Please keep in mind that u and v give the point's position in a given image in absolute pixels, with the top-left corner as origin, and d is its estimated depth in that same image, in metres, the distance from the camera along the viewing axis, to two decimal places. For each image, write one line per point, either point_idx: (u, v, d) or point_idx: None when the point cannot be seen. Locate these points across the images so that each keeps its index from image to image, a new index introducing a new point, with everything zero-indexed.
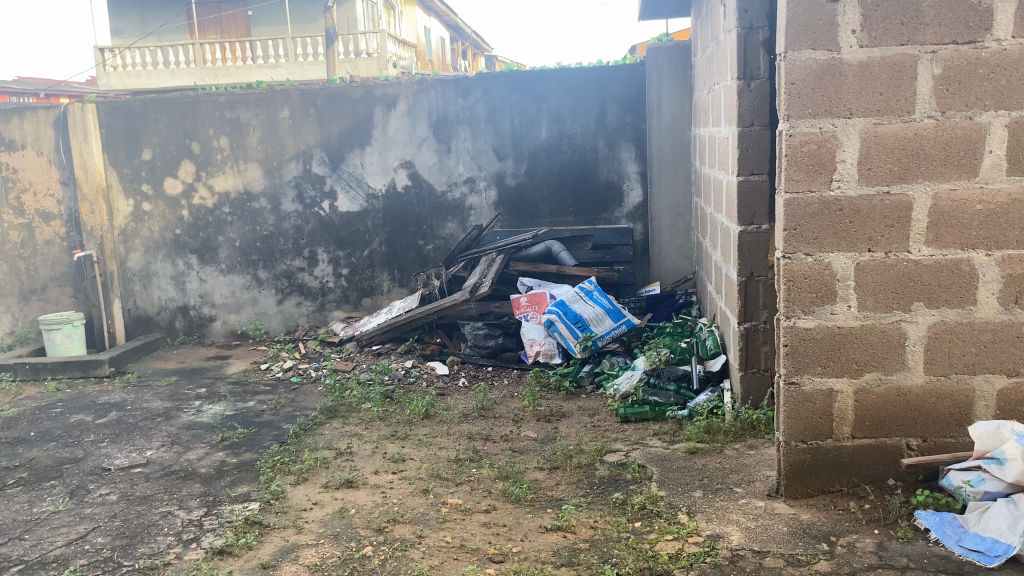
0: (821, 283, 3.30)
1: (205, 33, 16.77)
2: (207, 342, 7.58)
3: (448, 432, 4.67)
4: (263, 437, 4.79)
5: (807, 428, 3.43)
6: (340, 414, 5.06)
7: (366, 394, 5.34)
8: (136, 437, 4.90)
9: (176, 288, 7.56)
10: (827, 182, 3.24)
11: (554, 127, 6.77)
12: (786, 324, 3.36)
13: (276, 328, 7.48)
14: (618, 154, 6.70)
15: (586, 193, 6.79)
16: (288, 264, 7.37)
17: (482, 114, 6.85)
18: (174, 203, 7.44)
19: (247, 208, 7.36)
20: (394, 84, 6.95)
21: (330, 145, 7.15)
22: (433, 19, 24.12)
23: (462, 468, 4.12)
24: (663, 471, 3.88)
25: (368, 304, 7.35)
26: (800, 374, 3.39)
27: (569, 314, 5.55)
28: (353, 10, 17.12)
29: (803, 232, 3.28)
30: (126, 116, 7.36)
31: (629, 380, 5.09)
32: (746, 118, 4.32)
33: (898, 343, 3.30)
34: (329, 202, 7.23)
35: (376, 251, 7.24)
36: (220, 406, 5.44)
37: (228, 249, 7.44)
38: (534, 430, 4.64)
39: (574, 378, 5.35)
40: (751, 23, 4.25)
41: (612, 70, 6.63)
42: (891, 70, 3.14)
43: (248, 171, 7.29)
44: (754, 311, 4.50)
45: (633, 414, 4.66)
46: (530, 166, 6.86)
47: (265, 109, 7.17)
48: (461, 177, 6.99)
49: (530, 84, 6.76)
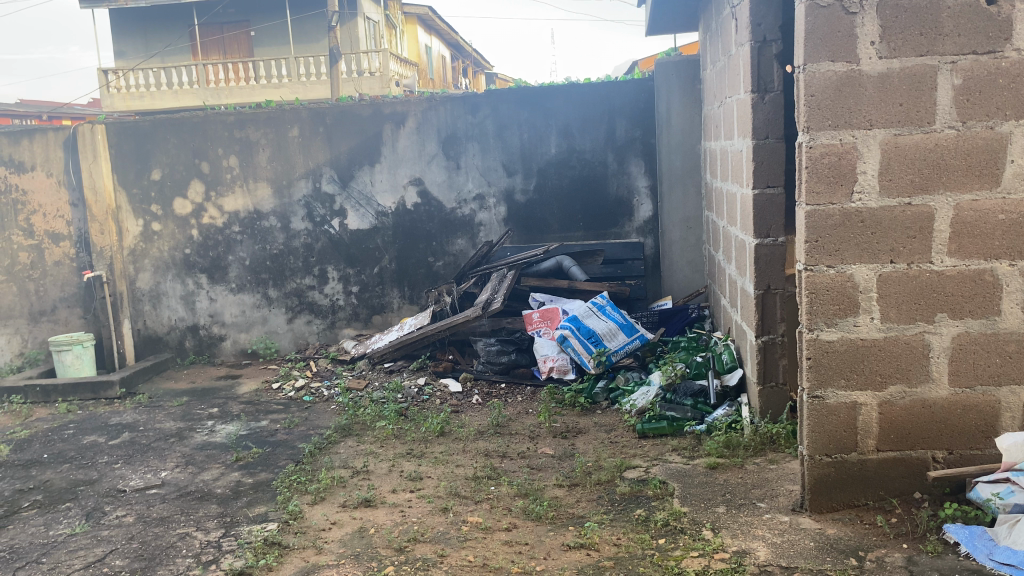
0: (843, 295, 3.28)
1: (207, 54, 16.87)
2: (217, 362, 7.56)
3: (464, 449, 4.63)
4: (278, 456, 4.76)
5: (831, 441, 3.40)
6: (354, 433, 5.03)
7: (380, 412, 5.30)
8: (150, 458, 4.87)
9: (186, 307, 7.54)
10: (848, 194, 3.23)
11: (564, 143, 6.77)
12: (808, 337, 3.33)
13: (287, 346, 7.47)
14: (628, 168, 6.70)
15: (595, 208, 6.78)
16: (298, 282, 7.36)
17: (491, 131, 6.87)
18: (184, 223, 7.44)
19: (256, 227, 7.35)
20: (403, 102, 6.97)
21: (340, 163, 7.15)
22: (433, 37, 24.23)
23: (481, 486, 4.08)
24: (685, 486, 3.85)
25: (379, 321, 7.33)
26: (824, 388, 3.36)
27: (582, 329, 5.53)
28: (355, 30, 17.22)
29: (824, 244, 3.27)
30: (135, 137, 7.37)
31: (645, 395, 5.05)
32: (760, 131, 4.32)
33: (922, 354, 3.28)
34: (338, 220, 7.23)
35: (386, 268, 7.23)
36: (233, 426, 5.41)
37: (238, 268, 7.43)
38: (551, 447, 4.60)
39: (588, 394, 5.30)
40: (764, 36, 4.25)
41: (621, 85, 6.63)
42: (911, 81, 3.14)
43: (258, 190, 7.30)
44: (772, 324, 4.47)
45: (650, 429, 4.63)
46: (540, 181, 6.86)
47: (274, 128, 7.19)
48: (471, 194, 6.99)
49: (539, 100, 6.77)
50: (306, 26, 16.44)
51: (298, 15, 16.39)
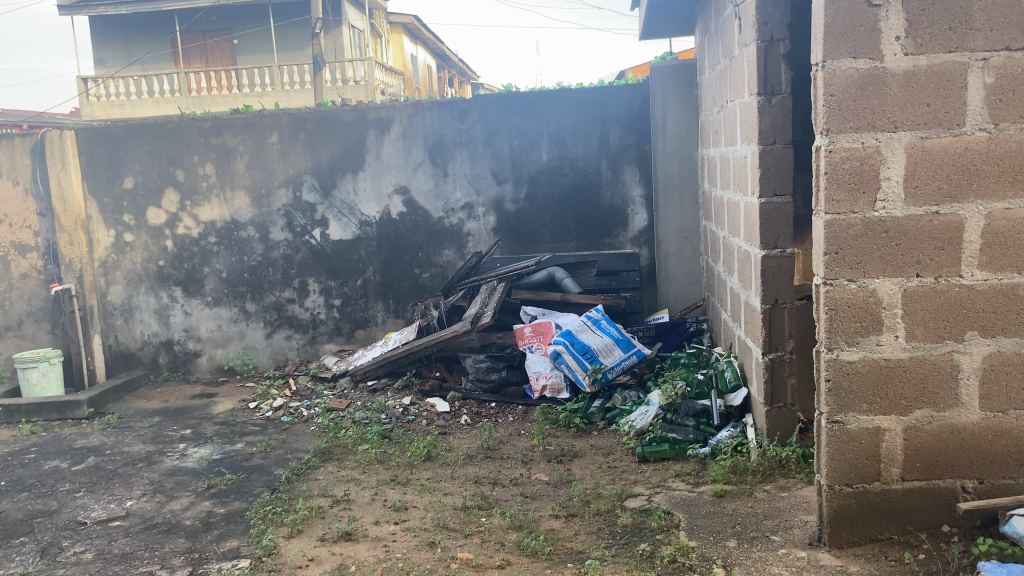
0: (865, 311, 3.03)
1: (189, 61, 16.55)
2: (192, 379, 7.22)
3: (452, 475, 4.32)
4: (253, 483, 4.44)
5: (852, 470, 3.13)
6: (335, 457, 4.72)
7: (363, 434, 4.99)
8: (115, 485, 4.54)
9: (159, 322, 7.21)
10: (871, 202, 2.98)
11: (555, 150, 6.51)
12: (827, 357, 3.07)
13: (265, 362, 7.15)
14: (622, 176, 6.43)
15: (588, 217, 6.51)
16: (278, 295, 7.05)
17: (479, 137, 6.60)
18: (158, 233, 7.12)
19: (234, 238, 7.05)
20: (388, 107, 6.69)
21: (321, 171, 6.86)
22: (418, 47, 23.99)
23: (470, 517, 3.77)
24: (691, 518, 3.57)
25: (362, 336, 7.02)
26: (844, 413, 3.10)
27: (576, 344, 5.25)
28: (340, 38, 16.94)
29: (845, 256, 3.01)
30: (106, 143, 7.05)
31: (644, 415, 4.76)
32: (767, 136, 4.06)
33: (951, 376, 3.03)
34: (320, 230, 6.93)
35: (370, 280, 6.93)
36: (207, 449, 5.08)
37: (214, 280, 7.11)
38: (546, 473, 4.29)
39: (583, 414, 5.00)
40: (772, 35, 3.99)
41: (615, 90, 6.37)
42: (939, 80, 2.89)
43: (236, 200, 7.00)
44: (780, 340, 4.20)
45: (651, 453, 4.36)
46: (531, 190, 6.59)
47: (252, 135, 6.89)
48: (458, 203, 6.71)
49: (530, 105, 6.50)
50: (290, 34, 16.17)
51: (281, 22, 16.13)
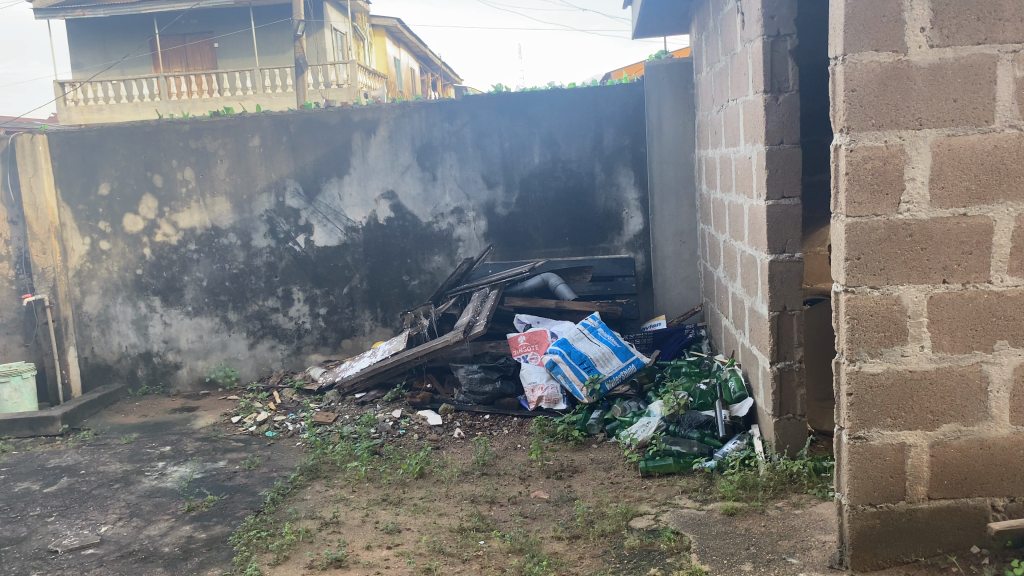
0: (889, 320, 2.86)
1: (168, 64, 16.24)
2: (172, 392, 6.97)
3: (447, 494, 4.10)
4: (235, 505, 4.20)
5: (875, 489, 2.95)
6: (322, 475, 4.50)
7: (351, 451, 4.76)
8: (89, 509, 4.29)
9: (138, 333, 6.95)
10: (894, 204, 2.80)
11: (547, 152, 6.31)
12: (849, 369, 2.89)
13: (248, 374, 6.90)
14: (617, 178, 6.24)
15: (582, 221, 6.32)
16: (261, 304, 6.81)
17: (469, 139, 6.39)
18: (135, 241, 6.87)
19: (215, 245, 6.81)
20: (374, 108, 6.47)
21: (305, 175, 6.64)
22: (401, 50, 23.76)
23: (468, 541, 3.55)
24: (702, 539, 3.38)
25: (349, 346, 6.79)
26: (867, 428, 2.92)
27: (573, 353, 5.04)
28: (322, 41, 16.70)
29: (867, 262, 2.83)
30: (80, 147, 6.79)
31: (645, 427, 4.54)
32: (774, 136, 3.88)
33: (979, 388, 2.85)
34: (304, 237, 6.70)
35: (357, 287, 6.70)
36: (187, 468, 4.83)
37: (195, 289, 6.86)
38: (546, 491, 4.08)
39: (582, 426, 4.79)
40: (778, 30, 3.81)
41: (609, 90, 6.18)
42: (967, 73, 2.71)
43: (216, 205, 6.76)
44: (788, 349, 4.01)
45: (655, 468, 4.16)
46: (523, 194, 6.39)
47: (233, 138, 6.66)
48: (448, 208, 6.50)
49: (522, 106, 6.31)
50: (272, 37, 15.90)
51: (262, 24, 15.85)
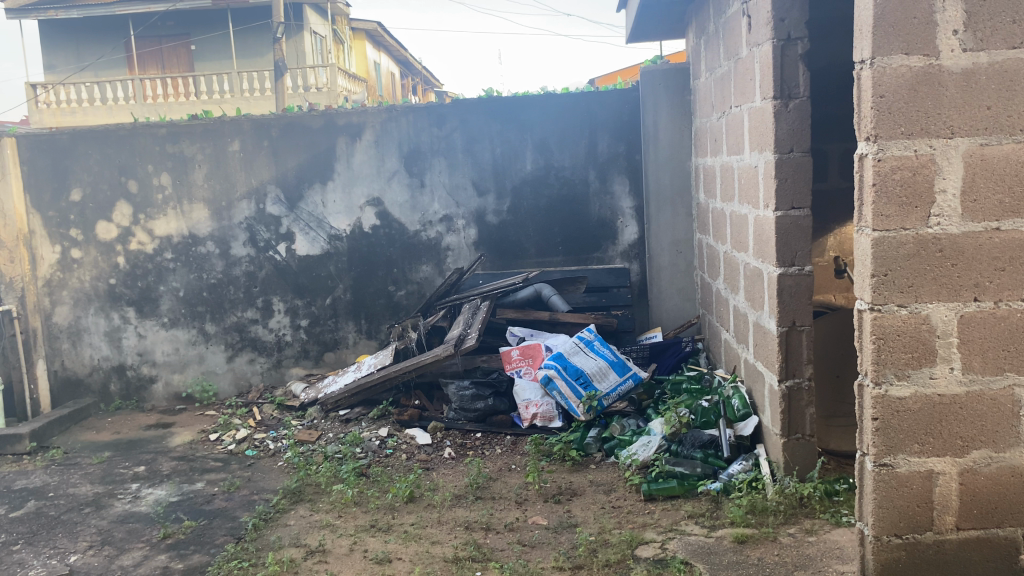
0: (917, 340, 2.68)
1: (144, 67, 15.89)
2: (146, 407, 6.69)
3: (440, 520, 3.89)
4: (214, 532, 3.96)
5: (901, 519, 2.77)
6: (306, 499, 4.27)
7: (337, 472, 4.53)
8: (58, 537, 4.02)
9: (111, 345, 6.67)
10: (924, 217, 2.63)
11: (539, 159, 6.13)
12: (874, 393, 2.72)
13: (226, 389, 6.65)
14: (611, 186, 6.07)
15: (575, 230, 6.14)
16: (240, 315, 6.56)
17: (458, 145, 6.19)
18: (109, 249, 6.59)
19: (192, 254, 6.55)
20: (359, 112, 6.25)
21: (287, 181, 6.40)
22: (381, 54, 23.53)
23: (464, 572, 3.33)
24: (713, 570, 3.19)
25: (331, 359, 6.55)
26: (893, 455, 2.74)
27: (569, 368, 4.86)
28: (302, 44, 16.45)
29: (895, 279, 2.66)
30: (51, 151, 6.52)
31: (646, 447, 4.35)
32: (784, 143, 3.71)
33: (1011, 413, 2.69)
34: (285, 245, 6.46)
35: (340, 298, 6.47)
36: (163, 491, 4.58)
37: (171, 300, 6.59)
38: (544, 516, 3.87)
39: (579, 446, 4.60)
40: (789, 33, 3.65)
41: (603, 95, 6.00)
42: (1002, 79, 2.55)
43: (194, 212, 6.50)
44: (797, 366, 3.84)
45: (659, 491, 3.97)
46: (514, 202, 6.19)
47: (212, 142, 6.41)
48: (436, 215, 6.29)
49: (512, 111, 6.11)
50: (250, 39, 15.62)
51: (240, 26, 15.57)
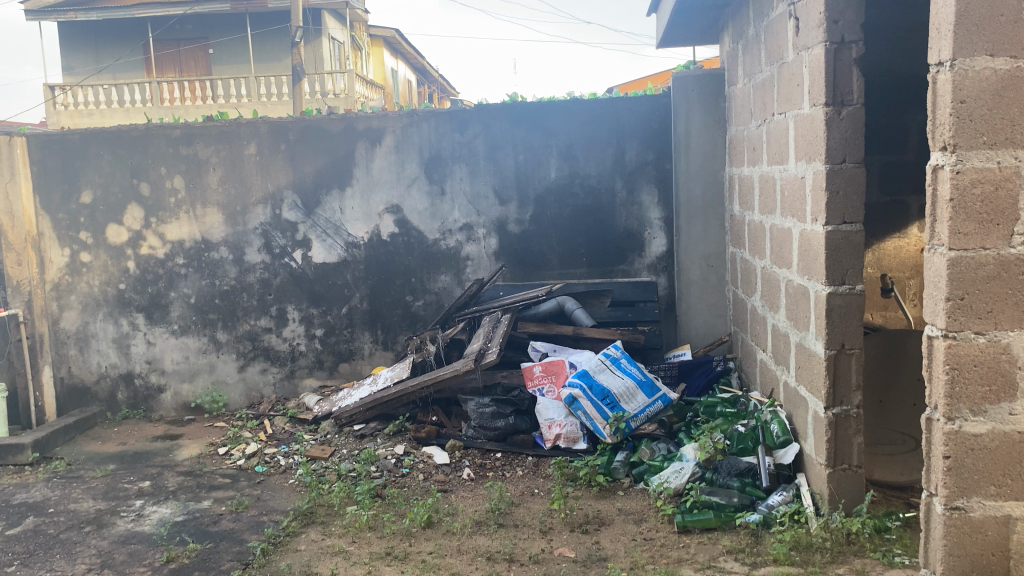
0: (996, 372, 2.43)
1: (162, 69, 15.78)
2: (154, 417, 6.49)
3: (459, 549, 3.64)
4: (220, 556, 3.73)
5: (973, 568, 2.52)
6: (318, 521, 4.04)
7: (351, 493, 4.30)
8: (55, 559, 3.80)
9: (119, 352, 6.48)
10: (1007, 236, 2.38)
11: (565, 167, 5.90)
12: (947, 429, 2.46)
13: (237, 399, 6.44)
14: (639, 196, 5.83)
15: (600, 241, 5.90)
16: (252, 323, 6.35)
17: (481, 151, 5.97)
18: (119, 253, 6.41)
19: (204, 259, 6.35)
20: (380, 116, 6.05)
21: (304, 186, 6.20)
22: (399, 61, 23.45)
23: None
24: None
25: (346, 370, 6.33)
26: (966, 497, 2.48)
27: (595, 387, 4.63)
28: (320, 49, 16.32)
29: (973, 303, 2.41)
30: (62, 152, 6.35)
31: (678, 473, 4.11)
32: (835, 154, 3.46)
33: None
34: (301, 252, 6.26)
35: (357, 308, 6.25)
36: (168, 509, 4.36)
37: (181, 306, 6.40)
38: (571, 547, 3.62)
39: (606, 470, 4.36)
40: (843, 36, 3.40)
41: (632, 101, 5.77)
42: None
43: (207, 217, 6.31)
44: (845, 392, 3.58)
45: (693, 522, 3.73)
46: (538, 211, 5.96)
47: (227, 145, 6.22)
48: (456, 224, 6.07)
49: (538, 116, 5.89)
50: (269, 43, 15.48)
51: (258, 30, 15.44)
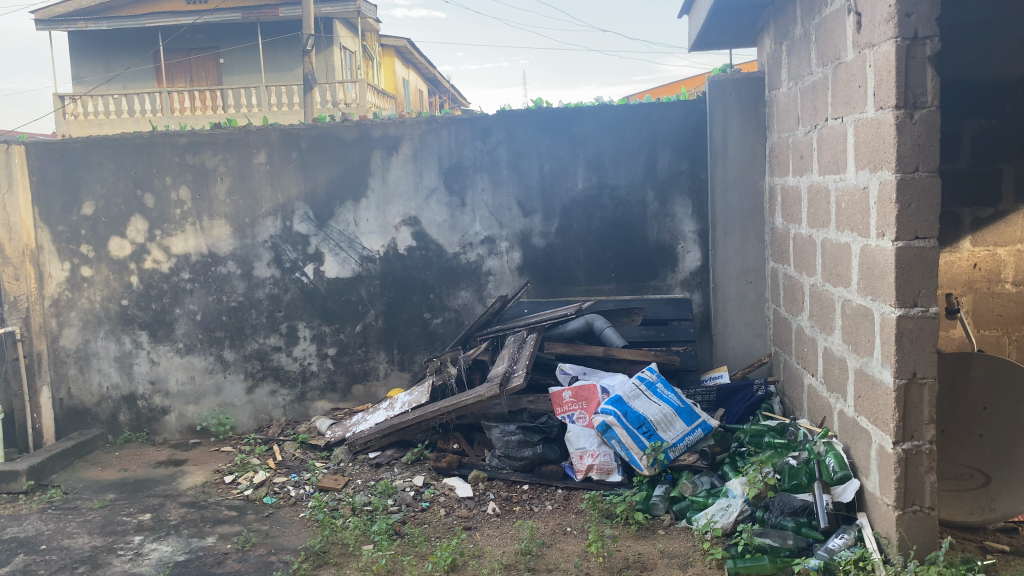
0: None
1: (172, 79, 15.56)
2: (158, 441, 6.18)
3: None
4: None
5: None
6: (332, 562, 3.70)
7: (367, 530, 3.96)
8: None
9: (121, 372, 6.18)
10: None
11: (593, 176, 5.56)
12: None
13: (245, 422, 6.12)
14: (671, 208, 5.49)
15: (630, 256, 5.57)
16: (261, 342, 6.04)
17: (504, 160, 5.65)
18: (122, 268, 6.11)
19: (212, 274, 6.04)
20: (397, 123, 5.73)
21: (317, 197, 5.89)
22: (410, 71, 23.27)
23: None
24: None
25: (360, 392, 6.00)
26: None
27: (630, 415, 4.27)
28: (332, 58, 16.09)
29: None
30: (63, 160, 6.06)
31: (726, 512, 3.75)
32: (906, 162, 3.12)
33: None
34: (313, 267, 5.94)
35: (371, 325, 5.93)
36: (168, 546, 4.03)
37: (187, 323, 6.09)
38: None
39: (644, 507, 4.00)
40: (915, 31, 3.06)
41: (664, 107, 5.44)
42: None
43: (215, 229, 6.01)
44: (916, 426, 3.21)
45: (745, 568, 3.37)
46: (564, 223, 5.62)
47: (236, 153, 5.92)
48: (477, 237, 5.74)
49: (564, 123, 5.56)
50: (280, 52, 15.25)
51: (270, 39, 15.21)
